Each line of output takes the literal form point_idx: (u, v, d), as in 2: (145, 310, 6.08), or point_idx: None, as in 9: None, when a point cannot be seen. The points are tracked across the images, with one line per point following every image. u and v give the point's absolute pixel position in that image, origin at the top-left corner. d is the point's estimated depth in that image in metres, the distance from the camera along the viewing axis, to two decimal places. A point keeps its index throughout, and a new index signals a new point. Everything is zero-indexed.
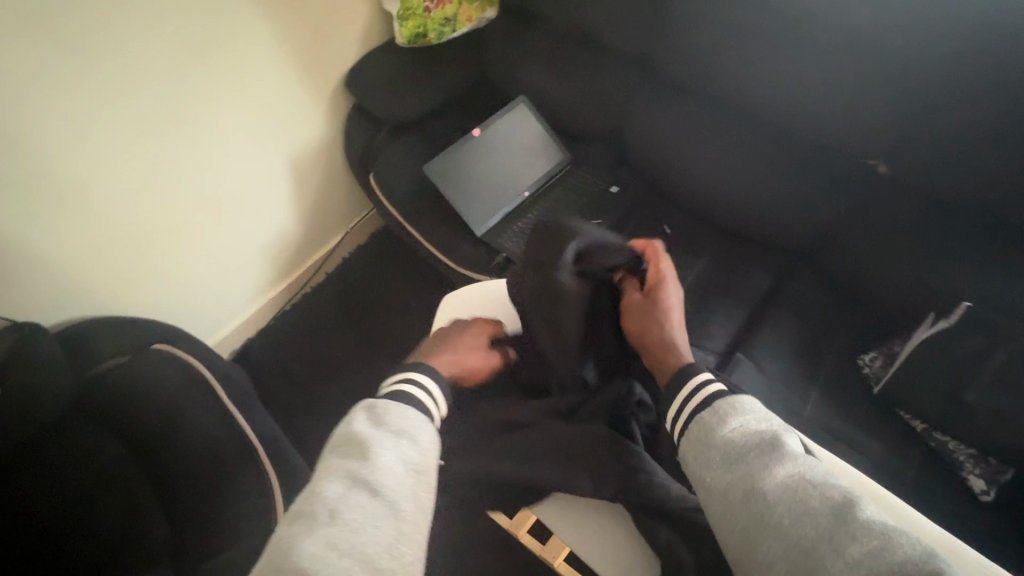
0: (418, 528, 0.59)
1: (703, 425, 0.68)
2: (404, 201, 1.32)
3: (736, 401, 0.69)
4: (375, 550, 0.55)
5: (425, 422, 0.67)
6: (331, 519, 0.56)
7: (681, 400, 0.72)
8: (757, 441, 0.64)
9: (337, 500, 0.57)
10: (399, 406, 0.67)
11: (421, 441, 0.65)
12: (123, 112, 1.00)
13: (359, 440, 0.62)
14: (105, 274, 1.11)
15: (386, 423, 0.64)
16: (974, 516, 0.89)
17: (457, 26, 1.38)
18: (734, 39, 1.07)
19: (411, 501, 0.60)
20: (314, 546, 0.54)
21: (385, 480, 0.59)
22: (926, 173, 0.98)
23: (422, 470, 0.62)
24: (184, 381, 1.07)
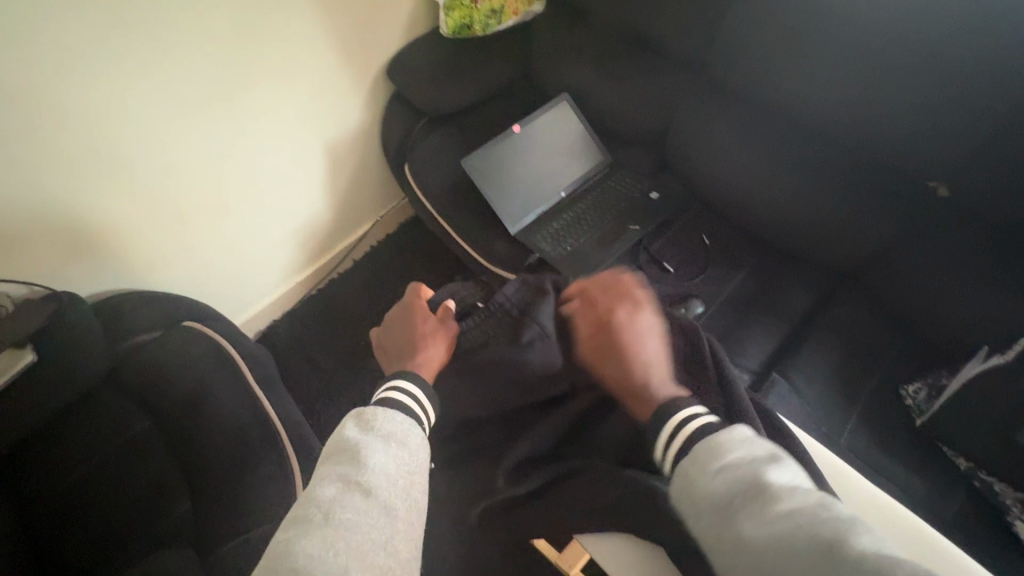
0: (412, 528, 0.58)
1: (685, 477, 0.57)
2: (439, 194, 1.30)
3: (717, 439, 0.57)
4: (370, 548, 0.53)
5: (414, 425, 0.67)
6: (326, 520, 0.54)
7: (663, 445, 0.62)
8: (742, 487, 0.52)
9: (333, 502, 0.56)
10: (386, 412, 0.67)
11: (410, 444, 0.64)
12: (171, 90, 1.01)
13: (349, 447, 0.61)
14: (140, 247, 1.13)
15: (375, 428, 0.64)
16: (1019, 562, 0.85)
17: (502, 18, 1.35)
18: (791, 49, 1.04)
19: (405, 501, 0.59)
20: (311, 546, 0.52)
21: (378, 481, 0.58)
22: (990, 199, 0.93)
23: (414, 472, 0.62)
24: (214, 359, 1.08)
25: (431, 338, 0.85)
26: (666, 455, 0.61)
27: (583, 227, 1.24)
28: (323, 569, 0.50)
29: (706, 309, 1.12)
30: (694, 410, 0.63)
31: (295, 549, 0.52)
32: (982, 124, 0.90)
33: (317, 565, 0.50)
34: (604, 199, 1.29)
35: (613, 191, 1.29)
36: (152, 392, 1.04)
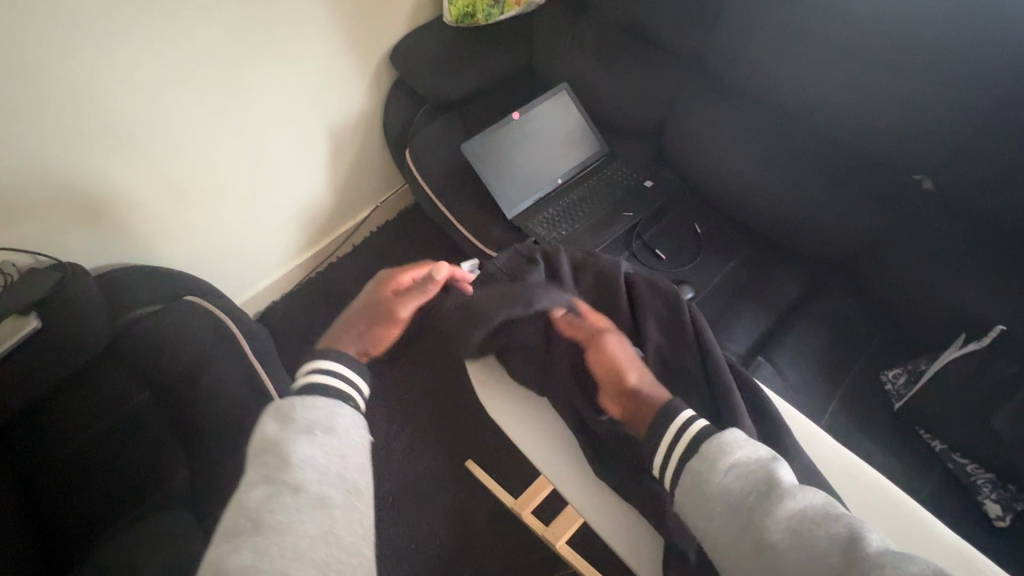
0: (354, 510, 0.57)
1: (694, 474, 0.60)
2: (437, 178, 1.33)
3: (726, 438, 0.61)
4: (309, 543, 0.52)
5: (341, 405, 0.65)
6: (256, 528, 0.52)
7: (662, 451, 0.64)
8: (754, 481, 0.57)
9: (261, 507, 0.54)
10: (307, 402, 0.63)
11: (338, 426, 0.62)
12: (176, 68, 1.03)
13: (270, 449, 0.59)
14: (145, 224, 1.15)
15: (296, 421, 0.61)
16: (989, 541, 0.88)
17: (505, 8, 1.36)
18: (783, 45, 1.07)
19: (341, 487, 0.58)
20: (240, 561, 0.49)
21: (307, 475, 0.56)
22: (970, 192, 0.96)
23: (346, 454, 0.60)
24: (215, 333, 1.10)
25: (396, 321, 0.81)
26: (668, 461, 0.63)
27: (578, 214, 1.27)
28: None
29: (697, 295, 1.15)
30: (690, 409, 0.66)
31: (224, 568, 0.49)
32: (965, 119, 0.93)
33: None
34: (600, 187, 1.31)
35: (608, 180, 1.32)
36: (153, 365, 1.05)
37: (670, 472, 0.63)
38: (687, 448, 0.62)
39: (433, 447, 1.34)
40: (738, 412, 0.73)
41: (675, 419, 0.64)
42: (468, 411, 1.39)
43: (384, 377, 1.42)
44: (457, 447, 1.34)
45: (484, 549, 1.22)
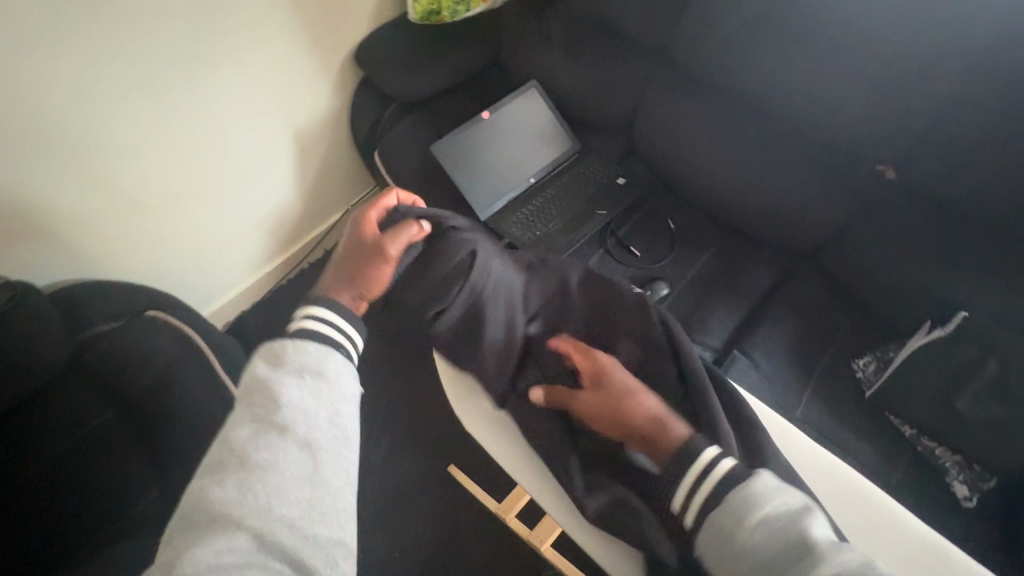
0: (339, 455, 0.59)
1: (720, 525, 0.56)
2: (408, 180, 1.30)
3: (755, 486, 0.56)
4: (292, 484, 0.54)
5: (333, 351, 0.63)
6: (240, 463, 0.54)
7: (683, 492, 0.59)
8: (786, 540, 0.52)
9: (246, 444, 0.55)
10: (297, 343, 0.62)
11: (329, 373, 0.61)
12: (128, 71, 0.98)
13: (257, 387, 0.59)
14: (102, 236, 1.10)
15: (285, 363, 0.60)
16: (959, 520, 0.91)
17: (471, 5, 1.33)
18: (749, 38, 1.07)
19: (327, 433, 0.59)
20: (225, 492, 0.52)
21: (293, 418, 0.57)
22: (931, 180, 0.99)
23: (335, 402, 0.60)
24: (182, 347, 1.06)
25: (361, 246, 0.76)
26: (689, 505, 0.58)
27: (551, 212, 1.26)
28: (241, 513, 0.51)
29: (671, 290, 1.15)
30: (710, 452, 0.60)
31: (207, 499, 0.52)
32: (926, 109, 0.95)
33: (232, 511, 0.51)
34: (572, 184, 1.30)
35: (581, 177, 1.31)
36: (118, 381, 1.00)
37: (692, 514, 0.58)
38: (711, 490, 0.57)
39: (414, 453, 1.32)
40: (717, 421, 0.72)
41: (698, 456, 0.59)
42: (447, 415, 1.37)
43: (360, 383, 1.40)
44: (437, 451, 1.33)
45: (470, 552, 1.21)
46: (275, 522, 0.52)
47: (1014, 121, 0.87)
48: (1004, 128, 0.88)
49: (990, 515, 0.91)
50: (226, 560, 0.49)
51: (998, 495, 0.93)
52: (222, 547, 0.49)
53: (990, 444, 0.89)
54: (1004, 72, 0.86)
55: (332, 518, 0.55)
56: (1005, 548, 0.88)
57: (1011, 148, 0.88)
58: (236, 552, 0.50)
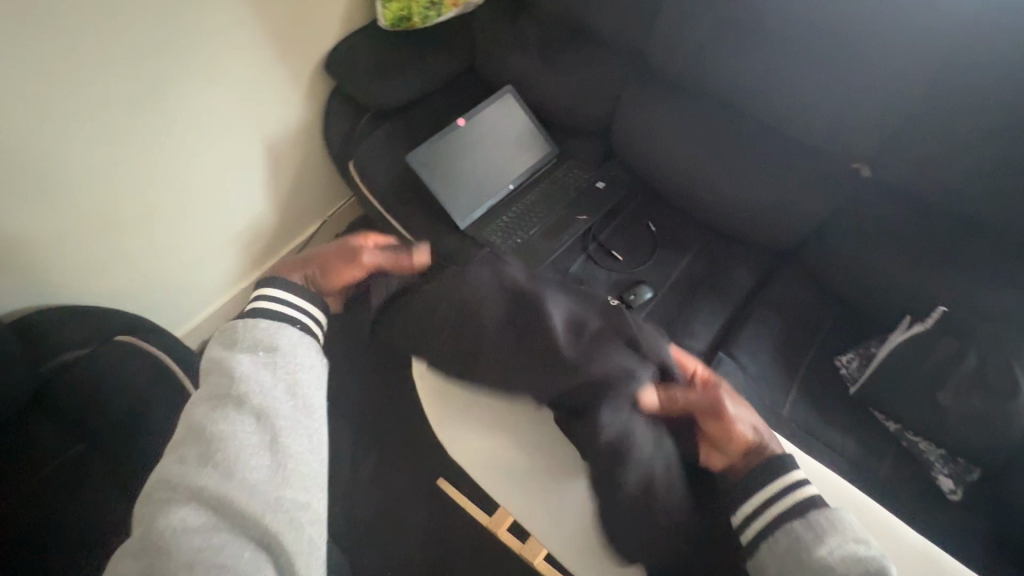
0: (297, 418, 0.65)
1: (795, 535, 0.62)
2: (386, 191, 1.28)
3: (838, 514, 0.63)
4: (253, 450, 0.61)
5: (286, 326, 0.70)
6: (201, 437, 0.60)
7: (762, 502, 0.65)
8: (860, 566, 0.58)
9: (204, 419, 0.61)
10: (250, 322, 0.69)
11: (282, 345, 0.68)
12: (91, 90, 0.94)
13: (214, 367, 0.66)
14: (68, 258, 1.05)
15: (239, 342, 0.68)
16: (945, 513, 0.92)
17: (442, 10, 1.31)
18: (724, 39, 1.07)
19: (284, 400, 0.65)
20: (186, 467, 0.58)
21: (250, 388, 0.63)
22: (906, 177, 1.00)
23: (293, 374, 0.67)
24: (155, 374, 1.01)
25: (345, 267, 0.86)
26: (766, 514, 0.64)
27: (532, 219, 1.24)
28: (202, 480, 0.57)
29: (655, 294, 1.15)
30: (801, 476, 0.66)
31: (170, 476, 0.58)
32: (901, 108, 0.96)
33: (194, 482, 0.57)
34: (552, 190, 1.29)
35: (560, 182, 1.30)
36: (90, 409, 0.95)
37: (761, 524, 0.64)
38: (792, 506, 0.63)
39: (401, 467, 1.30)
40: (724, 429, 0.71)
41: (790, 471, 0.66)
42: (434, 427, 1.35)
43: (345, 398, 1.37)
44: (425, 464, 1.31)
45: (462, 566, 1.20)
46: (238, 487, 0.58)
47: (987, 117, 0.88)
48: (976, 126, 0.90)
49: (973, 506, 0.93)
50: (192, 523, 0.55)
51: (982, 486, 0.95)
52: (189, 515, 0.56)
53: (974, 437, 0.91)
54: (973, 71, 0.87)
55: (295, 480, 0.61)
56: (988, 537, 0.90)
57: (984, 146, 0.90)
58: (203, 517, 0.56)
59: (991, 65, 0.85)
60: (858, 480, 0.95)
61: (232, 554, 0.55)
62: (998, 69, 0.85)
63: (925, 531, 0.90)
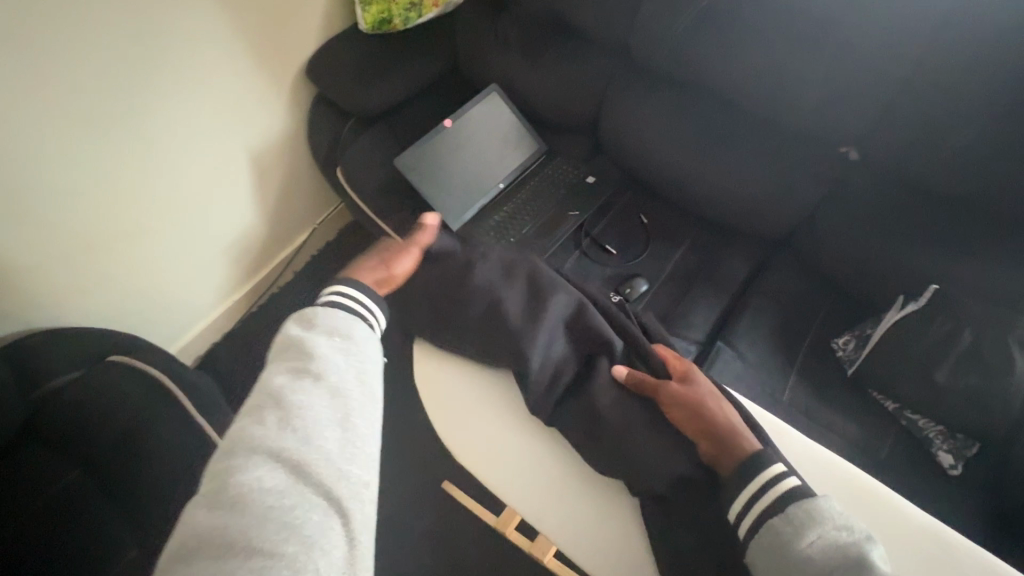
0: (366, 404, 0.62)
1: (776, 533, 0.58)
2: (375, 196, 1.27)
3: (819, 502, 0.59)
4: (325, 424, 0.58)
5: (359, 320, 0.68)
6: (279, 404, 0.59)
7: (745, 498, 0.61)
8: (843, 556, 0.55)
9: (283, 389, 0.59)
10: (328, 308, 0.68)
11: (356, 336, 0.66)
12: (69, 108, 0.92)
13: (292, 344, 0.64)
14: (53, 281, 1.03)
15: (318, 324, 0.66)
16: (946, 488, 0.94)
17: (422, 11, 1.30)
18: (706, 30, 1.07)
19: (355, 385, 0.63)
20: (266, 430, 0.57)
21: (326, 368, 0.62)
22: (894, 157, 1.01)
23: (365, 362, 0.65)
24: (149, 393, 1.00)
25: (380, 249, 0.81)
26: (746, 512, 0.61)
27: (524, 217, 1.24)
28: (280, 446, 0.56)
29: (650, 286, 1.16)
30: (779, 465, 0.62)
31: (250, 436, 0.56)
32: (885, 90, 0.97)
33: (273, 443, 0.56)
34: (542, 187, 1.29)
35: (550, 179, 1.30)
36: (81, 432, 0.94)
37: (745, 521, 0.60)
38: (773, 503, 0.59)
39: (406, 473, 1.29)
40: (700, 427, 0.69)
41: (763, 468, 0.62)
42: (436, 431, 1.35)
43: None
44: (429, 469, 1.30)
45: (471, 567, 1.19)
46: (313, 453, 0.56)
47: (970, 96, 0.90)
48: (959, 105, 0.91)
49: (975, 482, 0.94)
50: (268, 483, 0.53)
51: (981, 460, 0.96)
52: (265, 475, 0.54)
53: (971, 413, 0.92)
54: (955, 51, 0.88)
55: (361, 458, 0.59)
56: (990, 511, 0.92)
57: (969, 125, 0.91)
58: (277, 480, 0.54)
59: (972, 44, 0.86)
60: (862, 460, 0.96)
61: (303, 518, 0.53)
62: (979, 47, 0.86)
63: (929, 508, 0.91)
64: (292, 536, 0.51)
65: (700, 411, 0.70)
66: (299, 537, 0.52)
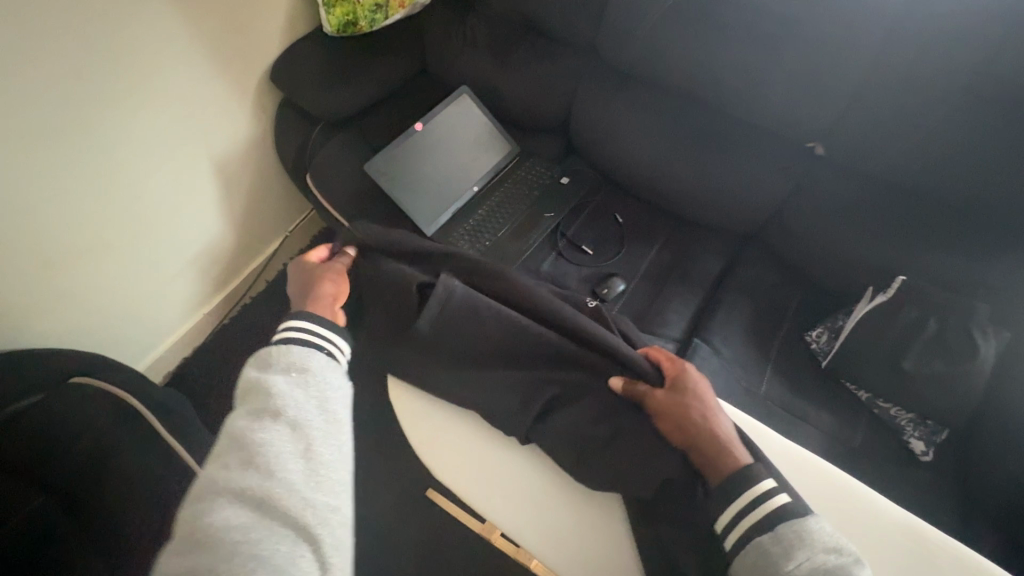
0: (331, 432, 0.61)
1: (763, 550, 0.58)
2: (347, 203, 1.24)
3: (809, 522, 0.58)
4: (291, 458, 0.57)
5: (316, 350, 0.65)
6: (240, 447, 0.57)
7: (731, 514, 0.61)
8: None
9: (245, 429, 0.58)
10: (283, 346, 0.65)
11: (313, 368, 0.63)
12: (16, 121, 0.87)
13: (252, 385, 0.61)
14: (3, 305, 0.97)
15: (275, 362, 0.63)
16: (917, 473, 0.96)
17: (388, 12, 1.27)
18: (670, 29, 1.07)
19: (318, 414, 0.61)
20: (229, 471, 0.55)
21: (285, 402, 0.59)
22: (858, 154, 1.04)
23: (326, 391, 0.62)
24: (114, 410, 0.97)
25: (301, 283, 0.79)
26: (733, 526, 0.60)
27: (499, 219, 1.24)
28: (243, 485, 0.54)
29: (627, 286, 1.16)
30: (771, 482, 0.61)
31: (215, 479, 0.55)
32: (848, 87, 0.99)
33: (237, 483, 0.54)
34: (516, 189, 1.29)
35: (524, 180, 1.30)
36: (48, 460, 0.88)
37: (735, 532, 0.60)
38: (762, 516, 0.59)
39: (389, 484, 1.28)
40: (693, 439, 0.68)
41: (756, 482, 0.61)
42: None
43: None
44: (412, 477, 1.29)
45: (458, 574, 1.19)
46: (278, 486, 0.54)
47: (928, 92, 0.92)
48: (922, 100, 0.93)
49: (942, 467, 0.97)
50: (235, 521, 0.52)
51: (951, 445, 0.99)
52: (232, 513, 0.52)
53: (940, 400, 0.94)
54: (917, 47, 0.90)
55: (328, 485, 0.57)
56: (960, 495, 0.95)
57: (929, 120, 0.93)
58: (241, 516, 0.53)
59: (930, 42, 0.88)
60: (837, 451, 0.97)
61: (270, 550, 0.51)
62: (934, 47, 0.88)
63: (901, 493, 0.94)
64: (259, 570, 0.50)
65: (697, 421, 0.69)
66: (267, 568, 0.50)
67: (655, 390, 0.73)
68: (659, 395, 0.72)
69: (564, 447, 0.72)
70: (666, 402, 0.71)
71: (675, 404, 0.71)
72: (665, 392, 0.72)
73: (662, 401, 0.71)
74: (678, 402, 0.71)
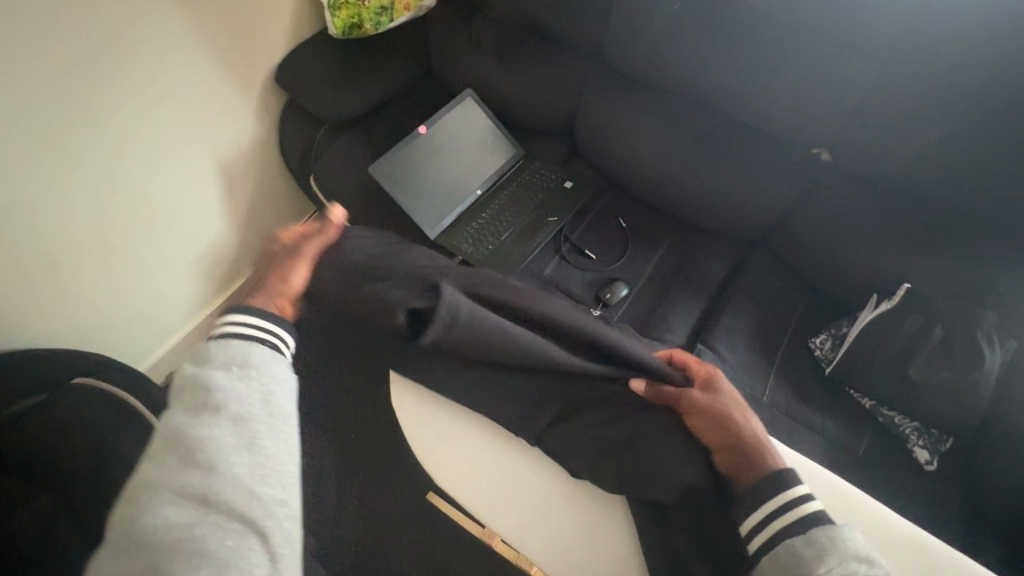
0: (274, 424, 0.61)
1: (794, 554, 0.56)
2: (350, 204, 1.24)
3: (841, 531, 0.57)
4: (232, 451, 0.57)
5: (257, 344, 0.66)
6: (180, 443, 0.56)
7: (759, 517, 0.59)
8: None
9: (183, 426, 0.57)
10: (220, 343, 0.64)
11: (255, 363, 0.64)
12: (23, 120, 0.88)
13: (188, 383, 0.61)
14: (5, 305, 0.97)
15: (213, 359, 0.63)
16: (921, 483, 0.96)
17: (394, 14, 1.27)
18: (676, 33, 1.07)
19: (260, 407, 0.61)
20: (166, 471, 0.54)
21: (225, 397, 0.59)
22: (863, 160, 1.04)
23: (268, 384, 0.63)
24: (117, 414, 0.95)
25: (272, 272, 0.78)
26: (762, 528, 0.59)
27: (503, 223, 1.24)
28: (182, 482, 0.54)
29: (630, 291, 1.16)
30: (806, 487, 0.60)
31: (151, 479, 0.54)
32: (854, 93, 0.98)
33: (174, 480, 0.54)
34: (520, 193, 1.28)
35: (529, 184, 1.30)
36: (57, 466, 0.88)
37: (763, 534, 0.58)
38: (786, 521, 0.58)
39: (389, 487, 1.27)
40: (728, 440, 0.67)
41: (789, 485, 0.59)
42: None
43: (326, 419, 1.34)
44: (413, 480, 1.28)
45: None
46: (221, 480, 0.55)
47: (934, 98, 0.91)
48: (927, 107, 0.93)
49: (946, 476, 0.96)
50: (179, 519, 0.51)
51: (955, 454, 0.98)
52: (171, 512, 0.52)
53: (943, 409, 0.94)
54: (923, 54, 0.89)
55: (275, 478, 0.58)
56: (964, 505, 0.94)
57: (935, 126, 0.93)
58: (184, 514, 0.52)
59: (937, 48, 0.88)
60: (840, 458, 0.97)
61: (215, 544, 0.51)
62: (940, 53, 0.88)
63: (903, 503, 0.93)
64: (205, 566, 0.49)
65: (730, 420, 0.68)
66: (212, 565, 0.50)
67: (684, 392, 0.71)
68: (691, 396, 0.71)
69: (569, 455, 0.72)
70: (698, 403, 0.70)
71: (706, 405, 0.70)
72: (696, 392, 0.71)
73: (693, 402, 0.70)
74: (709, 402, 0.70)
